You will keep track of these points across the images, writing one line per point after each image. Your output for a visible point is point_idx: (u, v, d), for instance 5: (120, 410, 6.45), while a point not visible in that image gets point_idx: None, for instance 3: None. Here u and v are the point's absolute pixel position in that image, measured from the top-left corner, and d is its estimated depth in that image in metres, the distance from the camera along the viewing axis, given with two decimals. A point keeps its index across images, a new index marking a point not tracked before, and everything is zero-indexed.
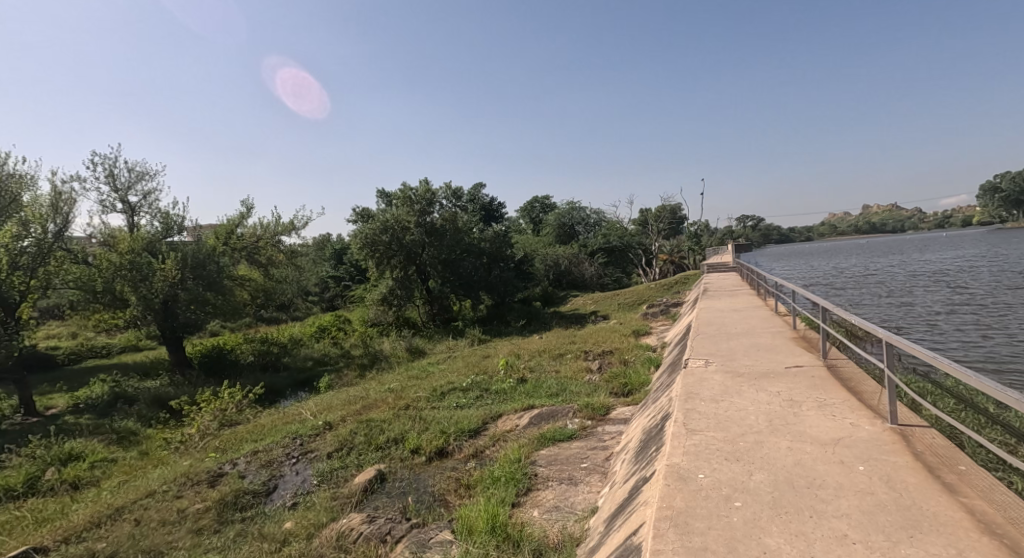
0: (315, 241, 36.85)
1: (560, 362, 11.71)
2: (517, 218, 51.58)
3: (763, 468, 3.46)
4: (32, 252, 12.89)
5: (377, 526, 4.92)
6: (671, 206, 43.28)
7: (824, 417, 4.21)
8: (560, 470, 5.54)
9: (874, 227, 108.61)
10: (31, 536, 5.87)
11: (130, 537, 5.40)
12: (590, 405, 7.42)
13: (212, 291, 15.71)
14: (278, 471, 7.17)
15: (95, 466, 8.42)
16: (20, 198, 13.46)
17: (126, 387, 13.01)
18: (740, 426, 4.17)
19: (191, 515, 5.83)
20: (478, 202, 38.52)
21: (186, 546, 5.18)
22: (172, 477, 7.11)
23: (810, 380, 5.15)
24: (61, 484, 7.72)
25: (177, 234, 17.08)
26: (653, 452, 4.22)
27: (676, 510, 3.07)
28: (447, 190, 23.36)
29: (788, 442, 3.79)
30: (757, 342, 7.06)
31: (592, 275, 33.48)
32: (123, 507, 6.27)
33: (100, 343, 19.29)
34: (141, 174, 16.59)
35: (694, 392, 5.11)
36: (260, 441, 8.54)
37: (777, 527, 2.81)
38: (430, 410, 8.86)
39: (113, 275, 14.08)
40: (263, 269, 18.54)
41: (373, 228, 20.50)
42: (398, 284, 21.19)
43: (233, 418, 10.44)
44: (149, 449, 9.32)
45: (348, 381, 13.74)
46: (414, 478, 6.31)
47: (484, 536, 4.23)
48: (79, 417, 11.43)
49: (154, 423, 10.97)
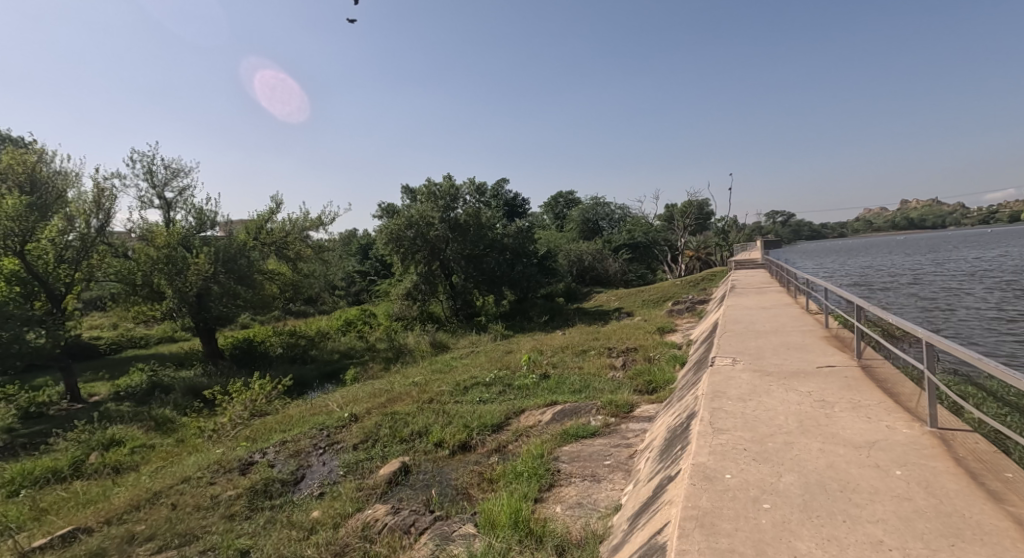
0: (342, 237, 37.47)
1: (583, 358, 11.67)
2: (541, 214, 51.44)
3: (793, 470, 3.36)
4: (76, 246, 13.64)
5: (401, 517, 4.99)
6: (698, 201, 42.52)
7: (858, 418, 4.08)
8: (583, 466, 5.52)
9: (913, 223, 104.61)
10: (76, 517, 6.15)
11: (168, 521, 5.61)
12: (613, 401, 7.37)
13: (243, 285, 16.12)
14: (306, 461, 7.33)
15: (134, 451, 8.77)
16: (65, 194, 13.96)
17: (162, 376, 13.49)
18: (770, 426, 4.07)
19: (224, 502, 6.02)
20: (502, 196, 38.49)
21: (219, 531, 5.34)
22: (206, 464, 7.36)
23: (843, 381, 4.99)
24: (103, 467, 8.07)
25: (210, 229, 17.54)
26: (677, 450, 4.16)
27: (701, 510, 3.02)
28: (470, 185, 23.42)
29: (820, 443, 3.69)
30: (787, 341, 6.88)
31: (617, 271, 33.05)
32: (160, 491, 6.51)
33: (139, 334, 20.08)
34: (177, 171, 17.08)
35: (721, 391, 5.02)
36: (287, 432, 8.73)
37: (809, 531, 2.74)
38: (453, 405, 8.93)
39: (151, 268, 14.56)
40: (292, 264, 18.92)
41: (397, 224, 20.83)
42: (422, 279, 21.42)
43: (263, 409, 10.71)
44: (184, 436, 9.65)
45: (373, 373, 13.98)
46: (437, 471, 6.37)
47: (506, 530, 4.25)
48: (120, 404, 11.92)
49: (189, 411, 11.36)
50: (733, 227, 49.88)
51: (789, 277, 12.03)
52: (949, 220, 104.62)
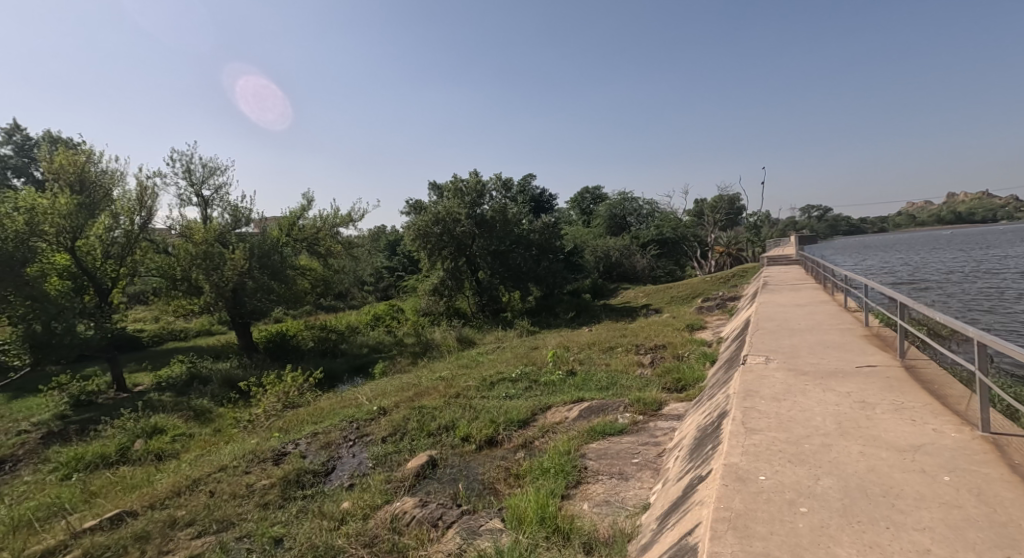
0: (370, 233, 38.09)
1: (610, 355, 11.54)
2: (567, 210, 51.03)
3: (832, 473, 3.25)
4: (121, 242, 14.39)
5: (429, 511, 5.04)
6: (729, 196, 41.60)
7: (902, 421, 3.90)
8: (610, 464, 5.46)
9: (960, 218, 99.73)
10: (122, 500, 6.43)
11: (206, 507, 5.82)
12: (641, 399, 7.27)
13: (277, 280, 16.55)
14: (336, 452, 7.49)
15: (175, 439, 9.13)
16: (111, 193, 14.55)
17: (200, 367, 13.99)
18: (806, 427, 3.94)
19: (259, 491, 6.20)
20: (528, 192, 38.45)
21: (254, 519, 5.51)
22: (242, 453, 7.60)
23: (885, 382, 4.80)
24: (147, 454, 8.42)
25: (245, 226, 18.02)
26: (708, 450, 4.07)
27: (734, 512, 2.94)
28: (496, 181, 23.41)
29: (861, 447, 3.54)
30: (823, 339, 6.64)
31: (645, 267, 32.58)
32: (199, 479, 6.75)
33: (179, 327, 20.90)
34: (214, 169, 17.63)
35: (753, 390, 4.87)
36: (319, 424, 8.92)
37: (848, 537, 2.64)
38: (480, 400, 8.98)
39: (189, 264, 15.09)
40: (323, 260, 19.32)
41: (424, 220, 21.05)
42: (448, 275, 21.56)
43: (295, 401, 10.97)
44: (221, 426, 9.97)
45: (401, 367, 14.20)
46: (464, 466, 6.40)
47: (534, 526, 4.24)
48: (162, 394, 12.42)
49: (225, 402, 11.74)
50: (765, 221, 48.63)
51: (825, 273, 11.65)
52: (1000, 214, 99.24)
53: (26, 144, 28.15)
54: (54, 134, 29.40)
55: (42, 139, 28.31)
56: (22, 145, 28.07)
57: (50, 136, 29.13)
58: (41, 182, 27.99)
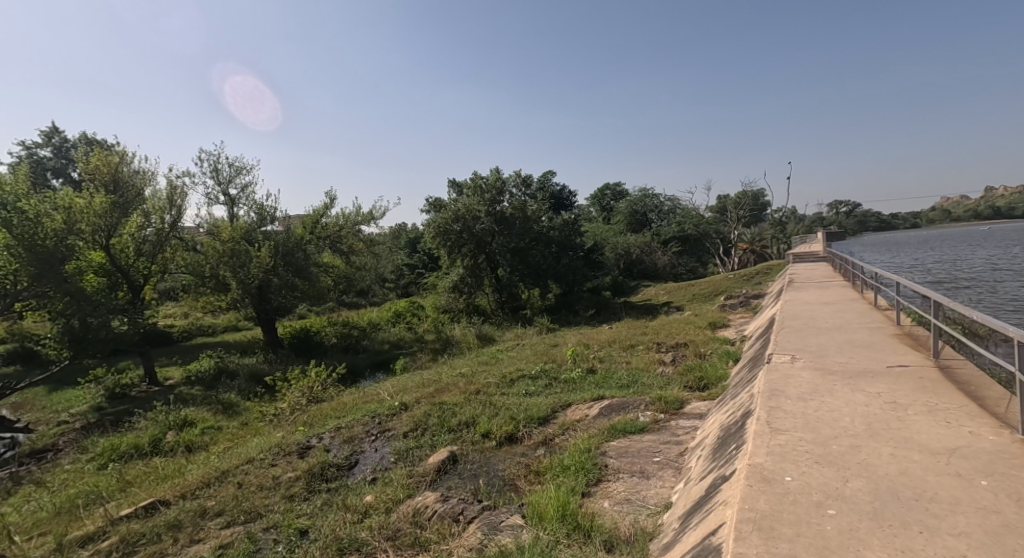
0: (391, 231, 38.42)
1: (631, 353, 11.45)
2: (587, 206, 50.66)
3: (861, 475, 3.17)
4: (152, 240, 14.90)
5: (450, 505, 5.09)
6: (753, 192, 40.76)
7: (936, 423, 3.79)
8: (632, 462, 5.42)
9: (998, 213, 95.82)
10: (155, 490, 6.65)
11: (235, 498, 5.98)
12: (663, 397, 7.21)
13: (301, 277, 16.87)
14: (359, 447, 7.60)
15: (205, 432, 9.40)
16: (143, 192, 15.01)
17: (228, 362, 14.36)
18: (834, 428, 3.85)
19: (285, 483, 6.34)
20: (548, 189, 38.32)
21: (280, 510, 5.63)
22: (269, 447, 7.78)
23: (917, 382, 4.66)
24: (178, 446, 8.69)
25: (270, 224, 18.36)
26: (732, 449, 4.00)
27: (760, 513, 2.90)
28: (516, 178, 23.38)
29: (892, 448, 3.45)
30: (852, 339, 6.48)
31: (666, 264, 32.21)
32: (228, 470, 6.93)
33: (207, 323, 21.46)
34: (240, 168, 18.03)
35: (779, 389, 4.78)
36: (341, 419, 9.05)
37: (879, 541, 2.58)
38: (500, 396, 9.03)
39: (217, 261, 15.50)
40: (345, 257, 19.59)
41: (444, 218, 21.19)
42: (468, 272, 21.74)
43: (319, 395, 11.18)
44: (248, 420, 10.23)
45: (422, 363, 14.36)
46: (485, 462, 6.44)
47: (554, 524, 4.24)
48: (191, 388, 12.78)
49: (252, 396, 12.03)
50: (789, 217, 47.55)
51: (854, 270, 11.35)
52: None
53: (64, 145, 29.18)
54: (89, 136, 30.47)
55: (78, 141, 29.34)
56: (60, 146, 29.11)
57: (86, 138, 30.12)
58: (78, 182, 29.06)
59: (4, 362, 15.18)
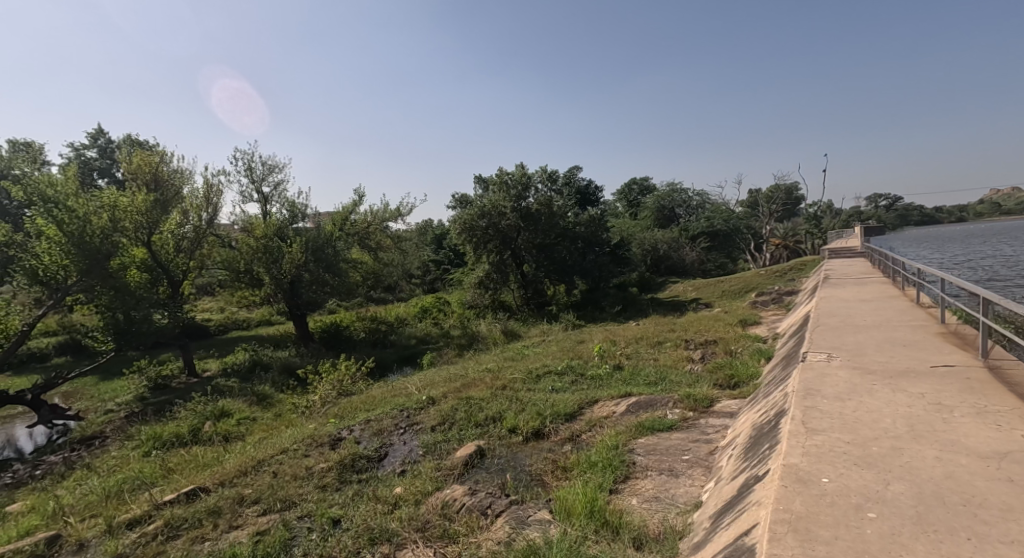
0: (418, 227, 38.80)
1: (658, 350, 11.32)
2: (614, 201, 50.12)
3: (903, 478, 3.06)
4: (190, 237, 15.44)
5: (478, 499, 5.14)
6: (787, 186, 39.59)
7: (984, 426, 3.63)
8: (660, 460, 5.37)
9: None
10: (195, 477, 6.92)
11: (271, 487, 6.17)
12: (692, 395, 7.10)
13: (331, 273, 17.21)
14: (388, 439, 7.74)
15: (241, 422, 9.72)
16: (181, 191, 15.54)
17: (262, 355, 14.80)
18: (873, 429, 3.73)
19: (317, 473, 6.51)
20: (574, 184, 38.01)
21: (314, 499, 5.79)
22: (302, 438, 7.98)
23: (964, 383, 4.47)
24: (216, 436, 9.01)
25: (301, 221, 18.75)
26: (765, 449, 3.92)
27: (795, 514, 2.83)
28: (542, 174, 23.31)
29: (937, 451, 3.32)
30: (892, 337, 6.24)
31: (694, 260, 31.64)
32: (263, 460, 7.15)
33: (242, 317, 22.14)
34: (273, 167, 18.46)
35: (815, 388, 4.65)
36: (371, 412, 9.23)
37: (923, 546, 2.49)
38: (526, 392, 9.05)
39: (252, 258, 15.98)
40: (373, 253, 19.90)
41: (470, 214, 21.28)
42: (494, 268, 21.79)
43: (349, 389, 11.42)
44: (281, 411, 10.52)
45: (448, 358, 14.50)
46: (512, 457, 6.47)
47: (582, 519, 4.24)
48: (228, 380, 13.22)
49: (285, 388, 12.38)
50: (824, 211, 46.04)
51: (894, 266, 10.91)
52: None
53: (109, 146, 30.46)
54: (131, 137, 31.63)
55: (121, 142, 30.58)
56: (105, 147, 30.40)
57: (129, 138, 31.34)
58: (122, 182, 30.30)
59: (55, 353, 16.00)
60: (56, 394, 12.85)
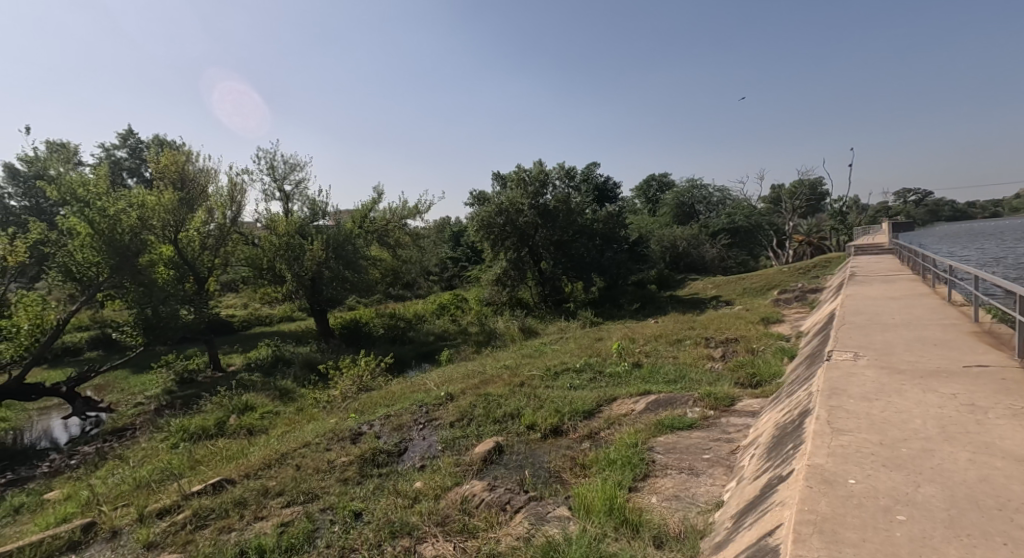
0: (436, 225, 38.99)
1: (678, 348, 11.19)
2: (633, 198, 49.62)
3: (935, 480, 2.98)
4: (215, 234, 15.79)
5: (497, 495, 5.16)
6: (811, 182, 38.67)
7: (1021, 428, 3.50)
8: (680, 459, 5.32)
9: None
10: (221, 469, 7.09)
11: (294, 479, 6.29)
12: (712, 394, 7.01)
13: (351, 270, 17.42)
14: (407, 434, 7.82)
15: (264, 416, 9.92)
16: (206, 189, 15.88)
17: (284, 350, 15.08)
18: (902, 430, 3.63)
19: (339, 467, 6.61)
20: (592, 181, 37.74)
21: (336, 492, 5.89)
22: (323, 432, 8.12)
23: (999, 384, 4.32)
24: (240, 429, 9.21)
25: (322, 219, 19.01)
26: (789, 449, 3.85)
27: (820, 515, 2.78)
28: (559, 171, 23.20)
29: (970, 454, 3.22)
30: (923, 336, 6.05)
31: (714, 257, 31.18)
32: (287, 453, 7.30)
33: (265, 313, 22.56)
34: (294, 165, 18.74)
35: (841, 388, 4.55)
36: (390, 407, 9.33)
37: (955, 550, 2.42)
38: (543, 389, 9.05)
39: (275, 255, 16.29)
40: (392, 250, 20.06)
41: (487, 211, 21.31)
42: (511, 265, 21.78)
43: (369, 384, 11.56)
44: (303, 406, 10.70)
45: (466, 355, 14.56)
46: (530, 453, 6.48)
47: (601, 517, 4.23)
48: (251, 374, 13.50)
49: (307, 383, 12.59)
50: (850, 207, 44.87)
51: (924, 263, 10.59)
52: None
53: (138, 146, 31.29)
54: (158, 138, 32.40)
55: (150, 143, 31.38)
56: (134, 147, 31.21)
57: (156, 138, 32.07)
58: (150, 181, 31.08)
59: (88, 347, 16.55)
60: (89, 386, 13.30)
